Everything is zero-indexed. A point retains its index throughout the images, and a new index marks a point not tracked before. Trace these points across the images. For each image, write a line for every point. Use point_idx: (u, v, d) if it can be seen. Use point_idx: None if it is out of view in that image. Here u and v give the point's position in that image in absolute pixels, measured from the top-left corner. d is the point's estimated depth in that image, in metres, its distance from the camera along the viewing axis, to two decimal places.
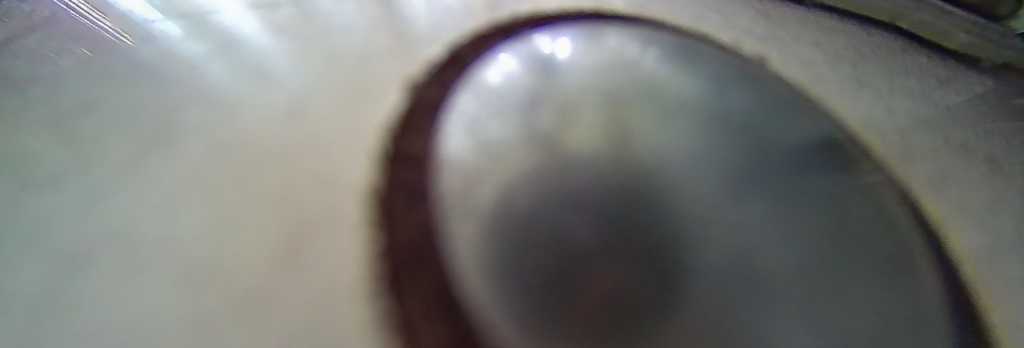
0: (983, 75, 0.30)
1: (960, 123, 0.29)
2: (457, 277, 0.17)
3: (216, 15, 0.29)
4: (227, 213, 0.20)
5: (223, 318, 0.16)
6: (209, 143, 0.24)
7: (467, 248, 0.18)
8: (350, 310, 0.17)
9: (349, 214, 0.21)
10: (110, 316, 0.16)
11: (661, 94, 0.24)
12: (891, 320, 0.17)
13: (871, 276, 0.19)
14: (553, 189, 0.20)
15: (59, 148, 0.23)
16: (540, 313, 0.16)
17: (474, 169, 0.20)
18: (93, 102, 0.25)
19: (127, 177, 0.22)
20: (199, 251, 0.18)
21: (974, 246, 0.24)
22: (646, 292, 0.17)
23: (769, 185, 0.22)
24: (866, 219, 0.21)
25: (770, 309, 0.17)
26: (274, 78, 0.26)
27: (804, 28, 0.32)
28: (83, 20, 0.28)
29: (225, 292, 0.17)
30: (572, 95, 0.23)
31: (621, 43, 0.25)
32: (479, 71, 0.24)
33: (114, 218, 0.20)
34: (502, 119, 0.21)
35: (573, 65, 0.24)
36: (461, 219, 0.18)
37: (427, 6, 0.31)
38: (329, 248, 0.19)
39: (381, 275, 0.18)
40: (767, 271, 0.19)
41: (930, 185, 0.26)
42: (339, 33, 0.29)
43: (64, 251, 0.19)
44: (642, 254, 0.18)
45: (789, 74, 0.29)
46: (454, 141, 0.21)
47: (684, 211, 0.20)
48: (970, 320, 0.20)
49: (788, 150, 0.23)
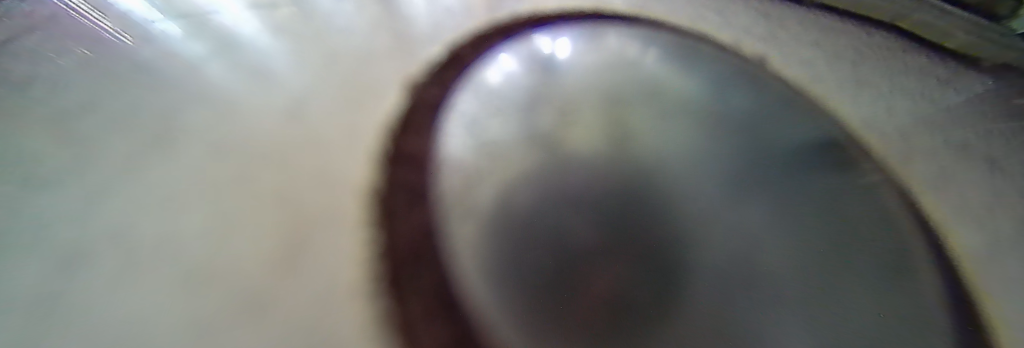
0: (983, 76, 0.30)
1: (959, 123, 0.29)
2: (457, 277, 0.17)
3: (216, 15, 0.29)
4: (228, 214, 0.20)
5: (224, 317, 0.16)
6: (210, 143, 0.24)
7: (467, 247, 0.18)
8: (349, 313, 0.17)
9: (349, 213, 0.20)
10: (107, 317, 0.16)
11: (661, 93, 0.24)
12: (890, 320, 0.18)
13: (871, 276, 0.19)
14: (554, 188, 0.20)
15: (61, 148, 0.23)
16: (540, 311, 0.16)
17: (474, 169, 0.20)
18: (94, 100, 0.25)
19: (127, 177, 0.22)
20: (199, 251, 0.18)
21: (980, 245, 0.24)
22: (647, 292, 0.17)
23: (769, 184, 0.22)
24: (867, 220, 0.21)
25: (769, 309, 0.17)
26: (274, 77, 0.27)
27: (804, 28, 0.32)
28: (83, 20, 0.29)
29: (227, 290, 0.17)
30: (572, 93, 0.23)
31: (621, 43, 0.25)
32: (479, 72, 0.24)
33: (110, 218, 0.20)
34: (501, 119, 0.22)
35: (573, 64, 0.24)
36: (461, 218, 0.19)
37: (427, 6, 0.31)
38: (329, 247, 0.19)
39: (381, 275, 0.18)
40: (768, 270, 0.19)
41: (932, 185, 0.26)
42: (339, 33, 0.29)
43: (62, 250, 0.19)
44: (643, 254, 0.18)
45: (788, 75, 0.29)
46: (455, 140, 0.21)
47: (686, 211, 0.20)
48: (972, 319, 0.20)
49: (787, 151, 0.23)
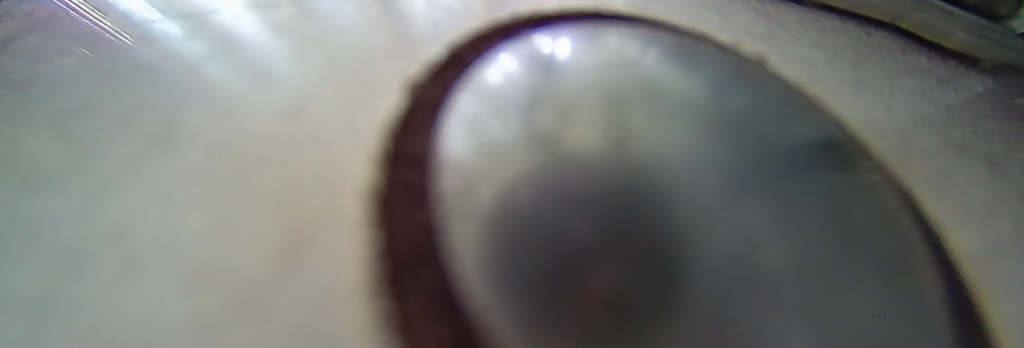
0: (983, 75, 0.30)
1: (959, 123, 0.29)
2: (458, 276, 0.17)
3: (215, 15, 0.29)
4: (229, 214, 0.20)
5: (224, 317, 0.16)
6: (211, 143, 0.24)
7: (467, 248, 0.18)
8: (348, 313, 0.16)
9: (349, 213, 0.20)
10: (108, 317, 0.16)
11: (661, 94, 0.24)
12: (891, 320, 0.18)
13: (870, 276, 0.19)
14: (553, 188, 0.20)
15: (61, 149, 0.23)
16: (540, 311, 0.16)
17: (474, 169, 0.20)
18: (94, 100, 0.25)
19: (127, 177, 0.22)
20: (200, 251, 0.18)
21: (982, 244, 0.24)
22: (649, 292, 0.17)
23: (768, 184, 0.22)
24: (867, 220, 0.21)
25: (770, 309, 0.17)
26: (274, 77, 0.27)
27: (804, 29, 0.32)
28: (83, 20, 0.29)
29: (227, 290, 0.17)
30: (572, 95, 0.23)
31: (622, 43, 0.26)
32: (479, 73, 0.24)
33: (109, 219, 0.20)
34: (501, 120, 0.22)
35: (572, 65, 0.24)
36: (461, 219, 0.19)
37: (427, 6, 0.31)
38: (329, 247, 0.19)
39: (381, 274, 0.18)
40: (768, 271, 0.19)
41: (931, 185, 0.26)
42: (339, 33, 0.30)
43: (61, 251, 0.18)
44: (643, 254, 0.18)
45: (787, 75, 0.29)
46: (455, 141, 0.21)
47: (686, 211, 0.20)
48: (974, 319, 0.20)
49: (787, 151, 0.23)
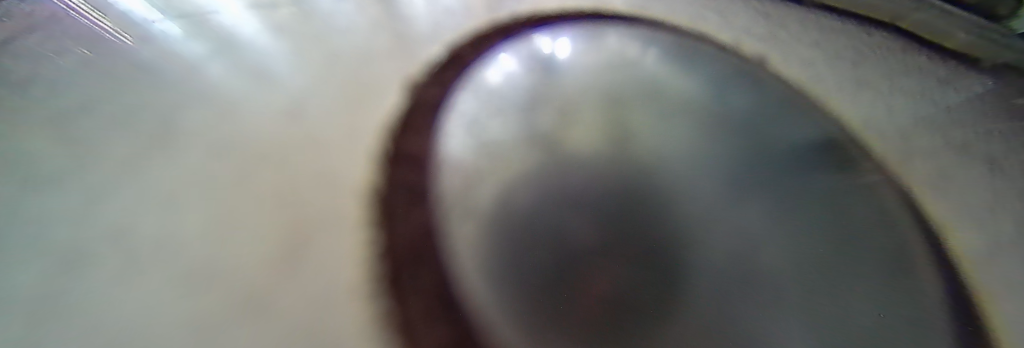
0: (983, 76, 0.30)
1: (959, 123, 0.29)
2: (458, 276, 0.17)
3: (215, 15, 0.29)
4: (229, 214, 0.20)
5: (224, 317, 0.16)
6: (210, 143, 0.24)
7: (467, 248, 0.18)
8: (348, 312, 0.16)
9: (349, 213, 0.20)
10: (108, 317, 0.16)
11: (661, 94, 0.24)
12: (890, 320, 0.18)
13: (870, 276, 0.19)
14: (553, 189, 0.20)
15: (61, 149, 0.23)
16: (540, 311, 0.16)
17: (474, 169, 0.20)
18: (93, 99, 0.25)
19: (127, 177, 0.22)
20: (200, 251, 0.18)
21: (982, 244, 0.24)
22: (648, 292, 0.17)
23: (768, 185, 0.22)
24: (867, 220, 0.21)
25: (770, 309, 0.17)
26: (274, 77, 0.27)
27: (804, 28, 0.32)
28: (83, 19, 0.29)
29: (227, 290, 0.17)
30: (572, 95, 0.23)
31: (622, 43, 0.26)
32: (479, 73, 0.24)
33: (108, 219, 0.20)
34: (501, 119, 0.22)
35: (572, 65, 0.24)
36: (462, 219, 0.19)
37: (427, 6, 0.31)
38: (329, 247, 0.19)
39: (381, 273, 0.18)
40: (768, 271, 0.19)
41: (931, 185, 0.26)
42: (339, 33, 0.29)
43: (60, 251, 0.19)
44: (643, 254, 0.18)
45: (787, 75, 0.29)
46: (455, 141, 0.21)
47: (686, 211, 0.20)
48: (974, 319, 0.20)
49: (787, 151, 0.23)
